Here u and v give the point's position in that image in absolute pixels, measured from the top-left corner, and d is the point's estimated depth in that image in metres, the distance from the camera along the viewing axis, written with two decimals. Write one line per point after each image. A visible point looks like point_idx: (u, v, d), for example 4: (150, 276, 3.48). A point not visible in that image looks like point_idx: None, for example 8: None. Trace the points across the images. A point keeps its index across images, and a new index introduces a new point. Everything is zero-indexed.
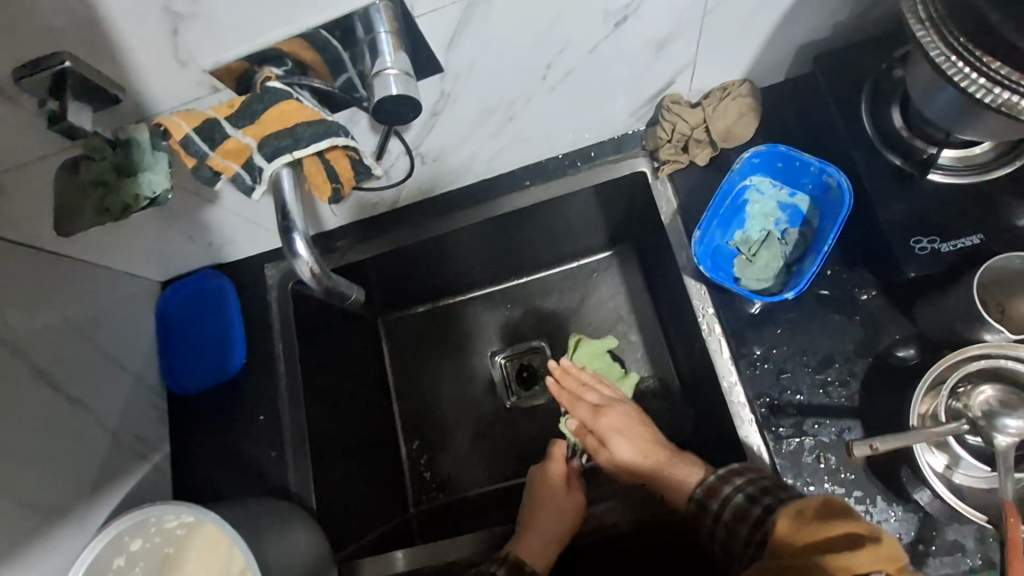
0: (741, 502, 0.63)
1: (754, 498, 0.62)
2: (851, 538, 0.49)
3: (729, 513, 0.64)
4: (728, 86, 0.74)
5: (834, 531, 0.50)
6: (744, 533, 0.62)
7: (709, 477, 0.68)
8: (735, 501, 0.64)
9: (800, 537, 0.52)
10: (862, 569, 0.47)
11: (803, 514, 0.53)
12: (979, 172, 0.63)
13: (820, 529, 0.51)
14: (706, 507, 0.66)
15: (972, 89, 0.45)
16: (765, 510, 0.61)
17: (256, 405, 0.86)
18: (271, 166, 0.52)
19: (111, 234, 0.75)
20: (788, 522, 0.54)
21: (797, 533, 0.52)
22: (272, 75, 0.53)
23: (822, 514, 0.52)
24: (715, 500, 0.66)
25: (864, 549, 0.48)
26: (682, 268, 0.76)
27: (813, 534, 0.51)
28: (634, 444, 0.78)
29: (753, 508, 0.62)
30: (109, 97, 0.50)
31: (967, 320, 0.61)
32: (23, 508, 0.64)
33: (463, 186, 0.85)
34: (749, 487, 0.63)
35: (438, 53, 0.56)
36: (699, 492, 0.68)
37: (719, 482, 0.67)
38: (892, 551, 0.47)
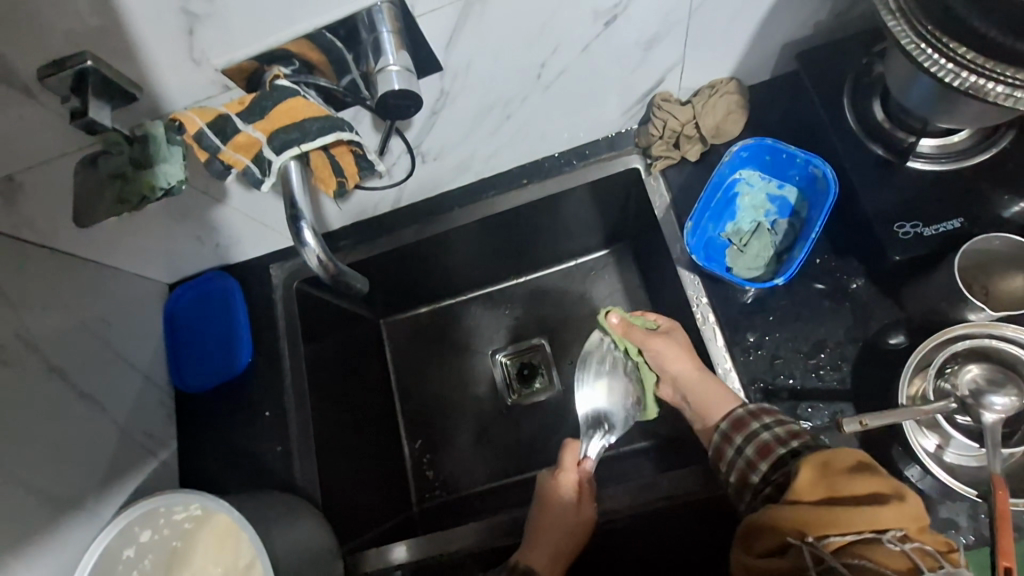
0: (767, 439, 0.62)
1: (781, 438, 0.61)
2: (876, 496, 0.49)
3: (754, 448, 0.63)
4: (716, 84, 0.77)
5: (861, 485, 0.50)
6: (762, 469, 0.61)
7: (739, 411, 0.67)
8: (762, 438, 0.63)
9: (823, 486, 0.51)
10: (886, 525, 0.47)
11: (829, 465, 0.52)
12: (955, 159, 0.66)
13: (847, 481, 0.50)
14: (730, 439, 0.66)
15: (942, 74, 0.48)
16: (790, 451, 0.60)
17: (261, 403, 0.88)
18: (279, 159, 0.56)
19: (122, 235, 0.78)
20: (812, 471, 0.53)
21: (819, 482, 0.52)
22: (280, 73, 0.56)
23: (850, 467, 0.51)
24: (740, 435, 0.65)
25: (891, 505, 0.48)
26: (676, 260, 0.79)
27: (839, 486, 0.51)
28: (687, 352, 0.74)
29: (778, 448, 0.61)
30: (126, 95, 0.53)
31: (952, 300, 0.63)
32: (36, 499, 0.65)
33: (462, 186, 0.88)
34: (780, 428, 0.62)
35: (437, 52, 0.59)
36: (726, 426, 0.67)
37: (747, 417, 0.66)
38: (917, 510, 0.48)
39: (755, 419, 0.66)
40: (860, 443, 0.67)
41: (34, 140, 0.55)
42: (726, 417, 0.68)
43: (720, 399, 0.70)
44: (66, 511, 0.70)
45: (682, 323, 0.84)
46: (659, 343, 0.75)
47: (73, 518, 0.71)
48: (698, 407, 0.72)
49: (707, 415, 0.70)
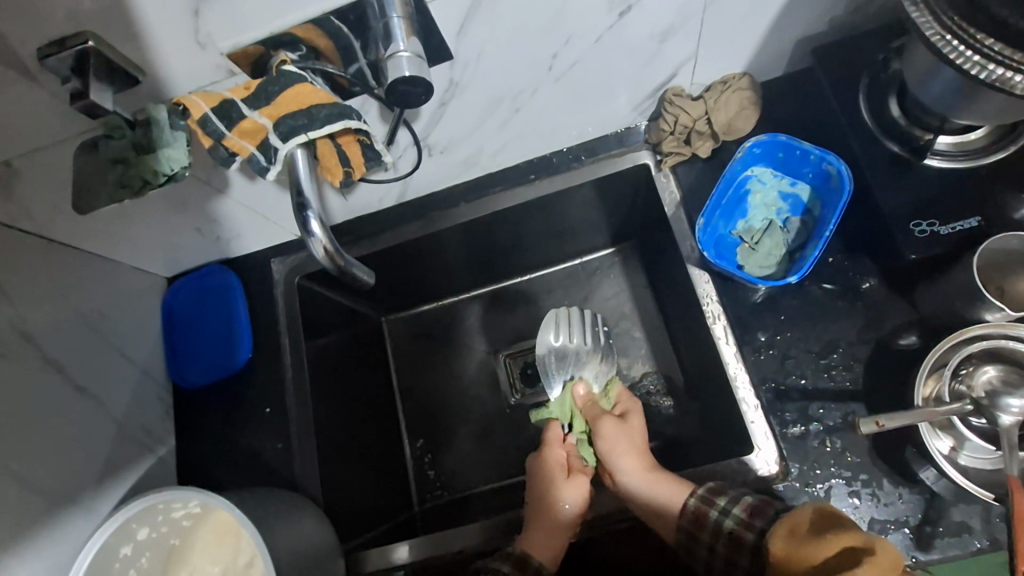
0: (733, 527, 0.63)
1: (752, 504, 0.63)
2: (846, 553, 0.49)
3: (724, 540, 0.65)
4: (728, 79, 0.76)
5: (828, 546, 0.50)
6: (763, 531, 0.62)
7: (692, 503, 0.67)
8: (727, 530, 0.64)
9: (797, 557, 0.53)
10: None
11: (796, 534, 0.55)
12: (971, 158, 0.65)
13: (814, 545, 0.52)
14: (697, 536, 0.66)
15: (966, 66, 0.47)
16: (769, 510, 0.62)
17: (261, 399, 0.86)
18: (285, 147, 0.54)
19: (121, 225, 0.76)
20: (785, 544, 0.55)
21: (793, 556, 0.53)
22: (287, 58, 0.54)
23: (813, 530, 0.53)
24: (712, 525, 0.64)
25: (861, 562, 0.47)
26: (686, 258, 0.78)
27: (809, 550, 0.52)
28: (634, 443, 0.76)
29: (747, 534, 0.62)
30: (127, 78, 0.51)
31: (968, 299, 0.62)
32: (30, 494, 0.64)
33: (468, 181, 0.86)
34: (737, 507, 0.64)
35: (449, 40, 0.58)
36: (689, 521, 0.66)
37: (703, 506, 0.66)
38: (891, 559, 0.47)
39: (710, 505, 0.66)
40: (872, 445, 0.66)
41: (34, 122, 0.54)
42: (682, 513, 0.67)
43: (672, 491, 0.69)
44: (61, 506, 0.68)
45: (691, 323, 0.83)
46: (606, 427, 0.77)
47: (69, 513, 0.69)
48: (649, 498, 0.70)
49: (658, 510, 0.69)
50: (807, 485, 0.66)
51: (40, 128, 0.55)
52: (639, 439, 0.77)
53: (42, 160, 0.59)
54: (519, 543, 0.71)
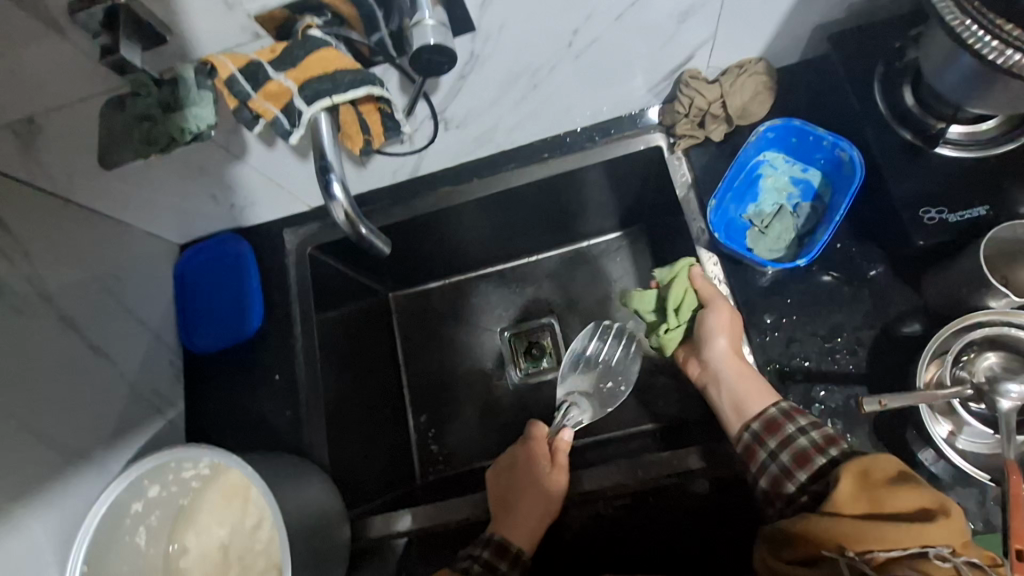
0: (804, 445, 0.61)
1: (818, 445, 0.60)
2: (921, 510, 0.50)
3: (789, 454, 0.62)
4: (744, 63, 0.77)
5: (906, 498, 0.51)
6: (800, 479, 0.60)
7: (772, 411, 0.65)
8: (798, 443, 0.61)
9: (867, 497, 0.52)
10: (933, 540, 0.48)
11: (868, 476, 0.53)
12: (982, 148, 0.66)
13: (893, 492, 0.51)
14: (762, 441, 0.64)
15: (985, 51, 0.48)
16: (829, 461, 0.59)
17: (271, 366, 0.87)
18: (309, 110, 0.54)
19: (138, 187, 0.76)
20: (854, 482, 0.53)
21: (860, 494, 0.52)
22: (312, 24, 0.55)
23: (892, 478, 0.52)
24: (774, 438, 0.64)
25: (940, 522, 0.48)
26: (695, 239, 0.79)
27: (881, 497, 0.51)
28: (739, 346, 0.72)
29: (817, 456, 0.60)
30: (156, 36, 0.52)
31: (973, 285, 0.63)
32: (46, 448, 0.65)
33: (482, 158, 0.87)
34: (816, 432, 0.61)
35: (472, 12, 0.59)
36: (759, 427, 0.65)
37: (782, 418, 0.64)
38: (961, 527, 0.49)
39: (788, 420, 0.64)
40: (873, 427, 0.68)
41: (59, 77, 0.54)
42: (759, 416, 0.66)
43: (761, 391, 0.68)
44: (74, 461, 0.69)
45: None
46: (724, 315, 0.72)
47: (82, 468, 0.71)
48: (735, 391, 0.69)
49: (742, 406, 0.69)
50: None
51: (65, 83, 0.55)
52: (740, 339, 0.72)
53: (65, 117, 0.59)
54: (495, 528, 0.74)
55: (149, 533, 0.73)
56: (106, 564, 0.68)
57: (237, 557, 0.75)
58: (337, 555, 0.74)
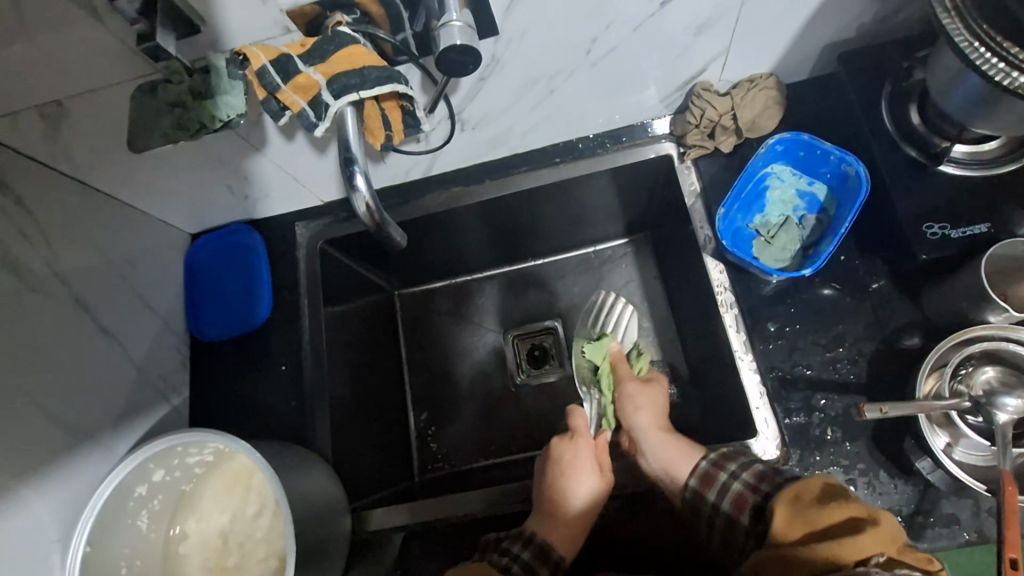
0: (739, 489, 0.65)
1: (751, 485, 0.65)
2: (851, 523, 0.52)
3: (728, 502, 0.66)
4: (755, 78, 0.79)
5: (834, 514, 0.53)
6: (744, 522, 0.64)
7: (703, 464, 0.69)
8: (734, 489, 0.65)
9: (800, 521, 0.55)
10: (867, 552, 0.50)
11: (800, 500, 0.57)
12: (985, 168, 0.68)
13: (820, 513, 0.54)
14: (701, 497, 0.68)
15: (992, 72, 0.50)
16: (762, 497, 0.63)
17: (278, 356, 0.88)
18: (336, 104, 0.56)
19: (156, 174, 0.77)
20: (788, 509, 0.57)
21: (795, 519, 0.55)
22: (342, 20, 0.56)
23: (820, 497, 0.56)
24: (711, 491, 0.67)
25: (866, 531, 0.50)
26: (702, 247, 0.80)
27: (814, 517, 0.54)
28: (656, 411, 0.79)
29: (751, 497, 0.64)
30: (190, 25, 0.54)
31: (974, 300, 0.65)
32: (55, 427, 0.66)
33: (494, 160, 0.89)
34: (747, 474, 0.66)
35: (497, 16, 0.60)
36: (696, 482, 0.68)
37: (713, 469, 0.68)
38: (892, 531, 0.51)
39: (720, 470, 0.68)
40: (872, 435, 0.69)
41: (91, 60, 0.56)
42: (693, 472, 0.69)
43: (684, 454, 0.72)
44: (82, 442, 0.70)
45: (701, 313, 0.85)
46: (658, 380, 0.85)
47: (89, 449, 0.71)
48: (660, 456, 0.72)
49: (670, 469, 0.71)
50: (806, 470, 0.69)
51: (98, 68, 0.57)
52: (661, 405, 0.80)
53: (93, 101, 0.61)
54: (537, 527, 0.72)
55: (152, 516, 0.73)
56: (108, 546, 0.68)
57: (237, 544, 0.76)
58: (336, 546, 0.74)
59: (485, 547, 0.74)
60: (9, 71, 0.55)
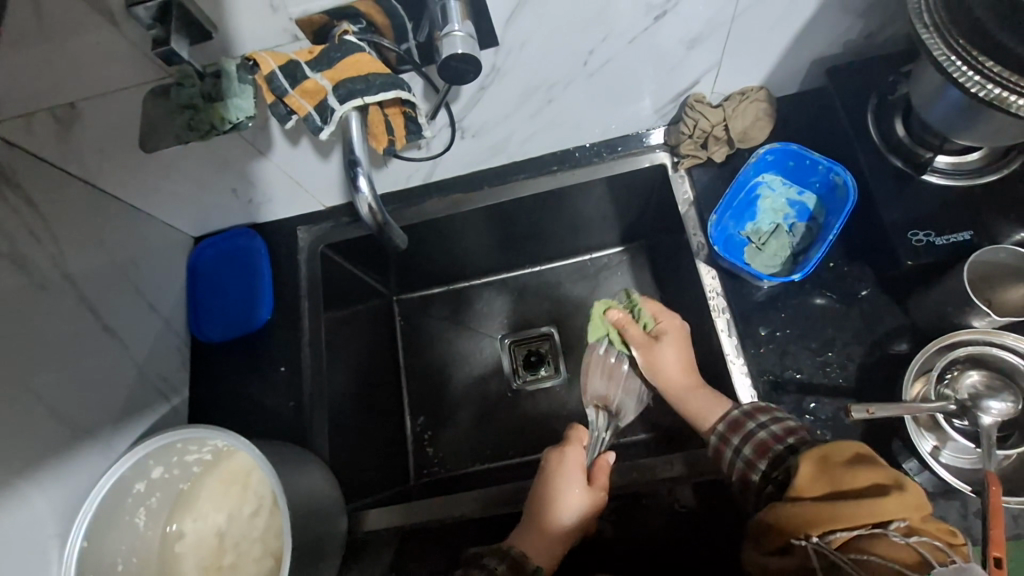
0: (765, 437, 0.65)
1: (778, 436, 0.65)
2: (877, 487, 0.53)
3: (751, 447, 0.66)
4: (747, 91, 0.81)
5: (861, 478, 0.54)
6: (761, 468, 0.64)
7: (735, 412, 0.70)
8: (759, 436, 0.66)
9: (824, 480, 0.55)
10: (890, 515, 0.51)
11: (827, 460, 0.56)
12: (967, 178, 0.71)
13: (848, 474, 0.54)
14: (727, 440, 0.69)
15: (969, 84, 0.52)
16: (787, 448, 0.64)
17: (277, 357, 0.89)
18: (342, 108, 0.58)
19: (163, 176, 0.79)
20: (813, 467, 0.57)
21: (819, 477, 0.56)
22: (348, 30, 0.58)
23: (849, 461, 0.56)
24: (737, 435, 0.68)
25: (893, 496, 0.51)
26: (695, 253, 0.82)
27: (840, 478, 0.55)
28: (678, 363, 0.80)
29: (775, 445, 0.64)
30: (202, 31, 0.56)
31: (958, 305, 0.67)
32: (56, 422, 0.67)
33: (493, 167, 0.91)
34: (775, 425, 0.66)
35: (497, 28, 0.63)
36: (723, 427, 0.70)
37: (744, 417, 0.69)
38: (917, 498, 0.51)
39: (750, 419, 0.69)
40: (862, 437, 0.70)
41: (107, 65, 0.58)
42: (723, 417, 0.71)
43: (714, 401, 0.75)
44: (82, 438, 0.71)
45: (694, 319, 0.87)
46: (668, 318, 0.84)
47: (89, 446, 0.72)
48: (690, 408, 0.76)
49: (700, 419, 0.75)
50: None
51: (112, 71, 0.59)
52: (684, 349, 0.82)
53: (105, 103, 0.63)
54: (518, 534, 0.74)
55: (149, 514, 0.74)
56: (105, 542, 0.68)
57: (233, 544, 0.76)
58: (332, 544, 0.75)
59: (464, 563, 0.72)
60: (27, 73, 0.57)
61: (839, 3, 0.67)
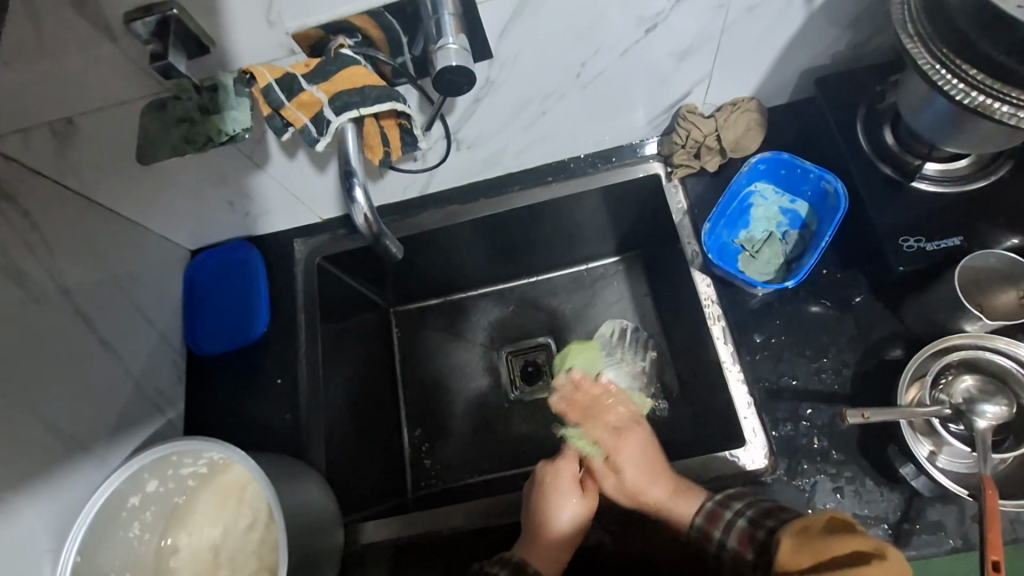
0: (745, 526, 0.65)
1: (757, 521, 0.64)
2: (858, 558, 0.52)
3: (734, 537, 0.66)
4: (738, 101, 0.83)
5: (841, 547, 0.53)
6: (751, 556, 0.64)
7: (709, 503, 0.68)
8: (739, 526, 0.65)
9: (809, 552, 0.55)
10: None
11: (807, 533, 0.57)
12: (957, 184, 0.72)
13: (826, 545, 0.55)
14: (708, 534, 0.67)
15: (953, 92, 0.53)
16: (767, 533, 0.63)
17: (274, 369, 0.89)
18: (338, 120, 0.59)
19: (160, 190, 0.80)
20: (793, 541, 0.58)
21: (802, 549, 0.56)
22: (344, 43, 0.59)
23: (827, 530, 0.56)
24: (718, 528, 0.67)
25: (874, 564, 0.50)
26: (690, 261, 0.83)
27: (820, 550, 0.55)
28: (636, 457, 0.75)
29: (757, 532, 0.64)
30: (200, 46, 0.57)
31: (950, 309, 0.67)
32: (50, 435, 0.66)
33: (489, 179, 0.92)
34: (751, 510, 0.66)
35: (490, 40, 0.64)
36: (701, 521, 0.68)
37: (719, 507, 0.68)
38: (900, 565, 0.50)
39: (725, 507, 0.68)
40: (858, 443, 0.71)
41: (105, 80, 0.59)
42: (699, 511, 0.69)
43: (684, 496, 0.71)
44: (77, 451, 0.71)
45: (689, 327, 0.87)
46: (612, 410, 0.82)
47: (83, 459, 0.72)
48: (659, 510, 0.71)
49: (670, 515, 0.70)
50: (795, 478, 0.70)
51: (111, 87, 0.60)
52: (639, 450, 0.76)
53: (103, 118, 0.63)
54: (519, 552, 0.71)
55: (144, 528, 0.73)
56: (98, 556, 0.68)
57: (228, 558, 0.75)
58: (328, 557, 0.74)
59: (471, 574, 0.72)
60: (27, 89, 0.58)
61: (826, 15, 0.68)
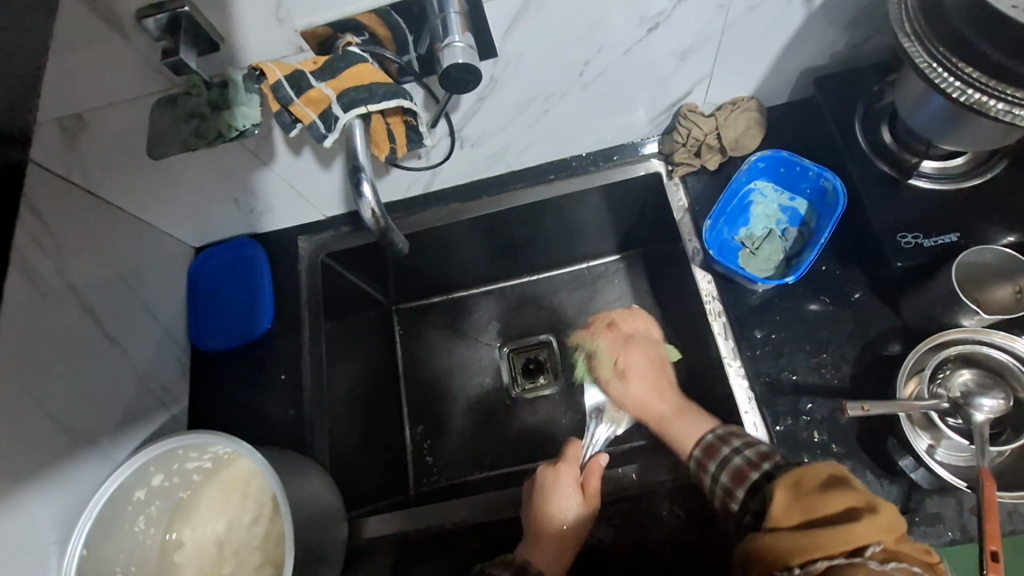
0: (740, 464, 0.65)
1: (753, 462, 0.65)
2: (849, 511, 0.51)
3: (728, 475, 0.66)
4: (737, 101, 0.84)
5: (833, 501, 0.52)
6: (740, 497, 0.64)
7: (708, 437, 0.71)
8: (734, 463, 0.66)
9: (799, 507, 0.54)
10: (863, 541, 0.49)
11: (800, 487, 0.56)
12: (953, 181, 0.73)
13: (821, 499, 0.53)
14: (704, 466, 0.69)
15: (949, 89, 0.55)
16: (762, 475, 0.63)
17: (278, 365, 0.89)
18: (346, 116, 0.60)
19: (167, 186, 0.81)
20: (787, 495, 0.56)
21: (794, 505, 0.55)
22: (352, 41, 0.60)
23: (821, 484, 0.55)
24: (714, 461, 0.69)
25: (866, 520, 0.50)
26: (691, 258, 0.84)
27: (812, 504, 0.53)
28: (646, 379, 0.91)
29: (751, 473, 0.64)
30: (210, 43, 0.58)
31: (947, 304, 0.68)
32: (57, 429, 0.67)
33: (491, 176, 0.93)
34: (749, 451, 0.66)
35: (495, 39, 0.65)
36: (700, 453, 0.71)
37: (718, 442, 0.70)
38: (891, 520, 0.50)
39: (724, 443, 0.70)
40: (858, 436, 0.71)
41: (116, 77, 0.59)
42: (698, 443, 0.72)
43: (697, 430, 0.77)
44: (83, 446, 0.71)
45: (690, 323, 0.88)
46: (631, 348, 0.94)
47: (89, 454, 0.72)
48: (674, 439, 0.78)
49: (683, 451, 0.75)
50: None
51: (121, 83, 0.60)
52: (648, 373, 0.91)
53: (112, 114, 0.64)
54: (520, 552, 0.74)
55: (149, 522, 0.73)
56: (103, 550, 0.68)
57: (232, 552, 0.76)
58: (333, 550, 0.75)
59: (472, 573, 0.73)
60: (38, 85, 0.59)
61: (824, 16, 0.69)
